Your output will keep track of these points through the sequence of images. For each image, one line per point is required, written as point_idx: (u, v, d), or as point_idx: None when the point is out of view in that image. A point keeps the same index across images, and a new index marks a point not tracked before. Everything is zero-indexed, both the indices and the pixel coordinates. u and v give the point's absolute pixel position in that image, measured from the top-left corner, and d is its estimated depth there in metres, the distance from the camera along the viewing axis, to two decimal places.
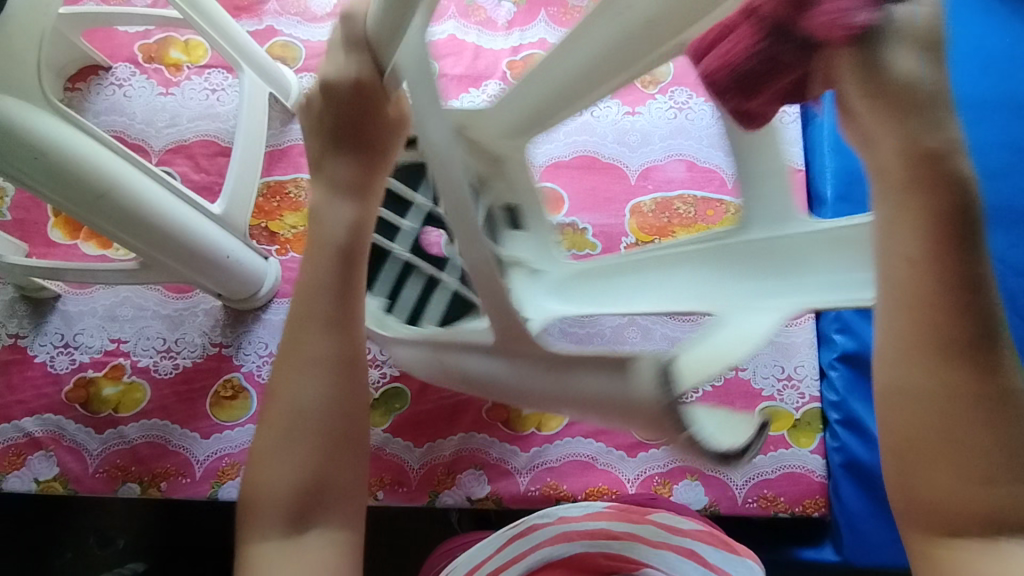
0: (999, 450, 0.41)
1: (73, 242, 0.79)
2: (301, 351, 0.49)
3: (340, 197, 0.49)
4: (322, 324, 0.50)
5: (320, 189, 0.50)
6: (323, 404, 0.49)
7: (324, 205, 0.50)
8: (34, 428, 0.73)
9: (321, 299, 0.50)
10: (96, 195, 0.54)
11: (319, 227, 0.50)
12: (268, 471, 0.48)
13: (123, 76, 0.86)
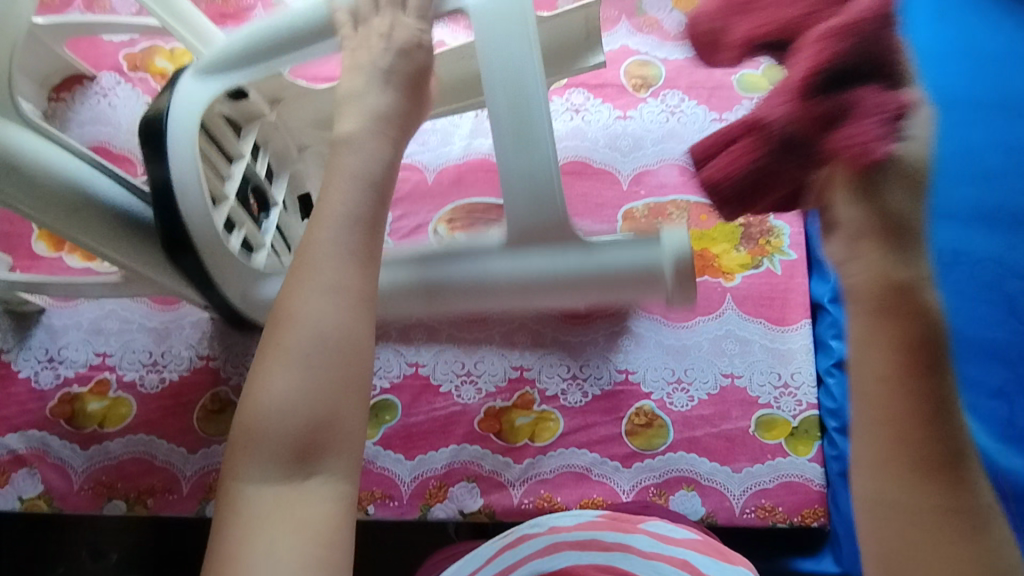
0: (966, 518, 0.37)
1: (57, 254, 0.77)
2: (309, 277, 0.43)
3: (375, 135, 0.49)
4: (337, 251, 0.44)
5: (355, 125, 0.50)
6: (332, 333, 0.42)
7: (354, 141, 0.49)
8: (17, 445, 0.71)
9: (345, 224, 0.45)
10: (75, 209, 0.53)
11: (342, 164, 0.48)
12: (271, 394, 0.41)
13: (108, 85, 0.85)
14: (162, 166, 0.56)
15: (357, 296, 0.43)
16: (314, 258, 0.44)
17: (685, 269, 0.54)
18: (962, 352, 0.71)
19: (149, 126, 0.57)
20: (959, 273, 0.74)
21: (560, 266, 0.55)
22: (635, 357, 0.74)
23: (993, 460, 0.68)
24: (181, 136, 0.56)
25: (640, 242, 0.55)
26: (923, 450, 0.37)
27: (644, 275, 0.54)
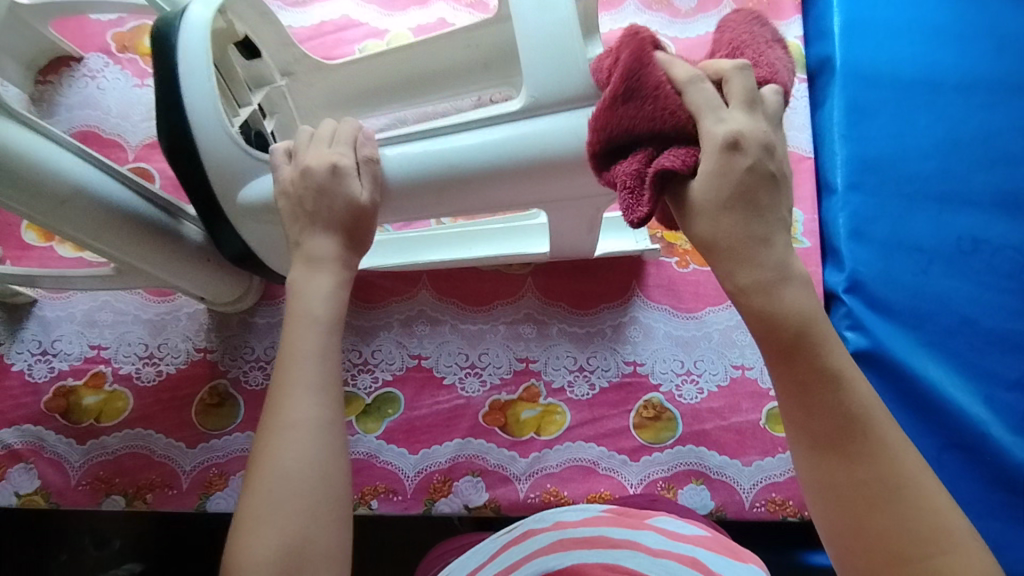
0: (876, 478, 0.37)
1: (48, 244, 0.75)
2: (279, 420, 0.44)
3: (317, 270, 0.49)
4: (302, 387, 0.45)
5: (297, 268, 0.50)
6: (305, 469, 0.43)
7: (305, 279, 0.49)
8: (12, 440, 0.70)
9: (315, 357, 0.46)
10: (59, 201, 0.51)
11: (297, 305, 0.48)
12: (257, 542, 0.41)
13: (95, 67, 0.82)
14: (172, 79, 0.53)
15: (325, 428, 0.44)
16: (289, 388, 0.45)
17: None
18: (979, 344, 0.69)
19: (160, 40, 0.54)
20: (977, 262, 0.72)
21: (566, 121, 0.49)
22: (642, 349, 0.73)
23: (1010, 453, 0.64)
24: (193, 34, 0.53)
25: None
26: (815, 431, 0.38)
27: None
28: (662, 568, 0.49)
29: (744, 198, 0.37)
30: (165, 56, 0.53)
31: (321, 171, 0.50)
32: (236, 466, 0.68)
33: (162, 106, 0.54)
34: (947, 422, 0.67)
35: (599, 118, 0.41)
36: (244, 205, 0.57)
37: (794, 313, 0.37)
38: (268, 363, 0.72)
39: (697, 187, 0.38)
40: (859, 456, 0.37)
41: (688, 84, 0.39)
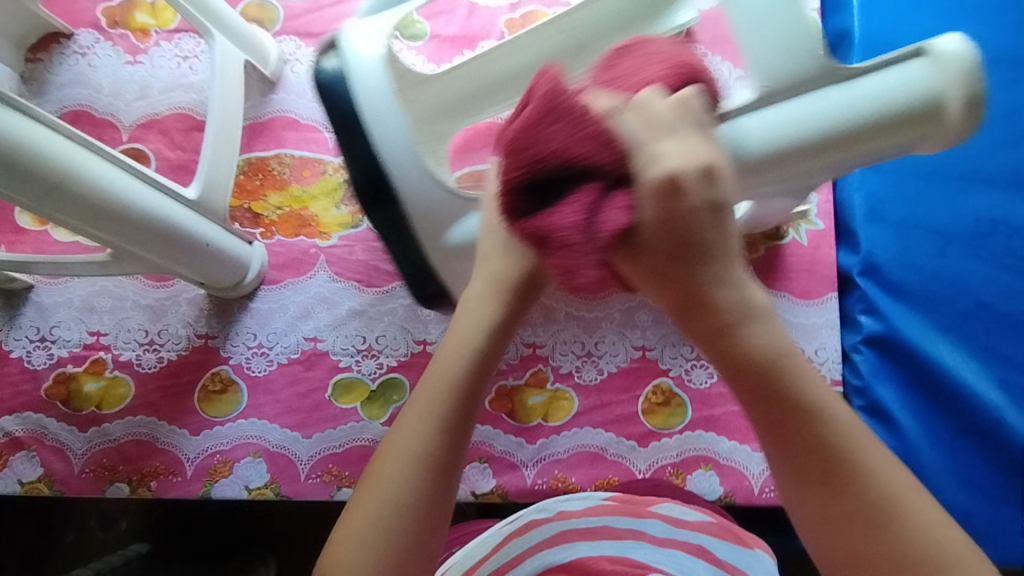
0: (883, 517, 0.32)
1: (43, 228, 0.73)
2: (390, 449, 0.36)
3: (489, 298, 0.39)
4: (429, 424, 0.36)
5: (476, 289, 0.40)
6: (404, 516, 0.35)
7: (475, 303, 0.40)
8: (14, 427, 0.69)
9: (447, 392, 0.37)
10: (52, 187, 0.49)
11: (454, 328, 0.40)
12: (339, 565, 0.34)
13: (86, 43, 0.79)
14: (354, 122, 0.51)
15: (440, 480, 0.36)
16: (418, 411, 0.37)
17: (973, 102, 0.42)
18: (993, 327, 0.67)
19: (326, 86, 0.52)
20: (995, 244, 0.69)
21: (819, 108, 0.43)
22: (652, 333, 0.72)
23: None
24: (362, 74, 0.50)
25: (900, 63, 0.43)
26: (803, 457, 0.32)
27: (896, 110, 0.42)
28: (672, 562, 0.48)
29: (699, 237, 0.31)
30: (346, 104, 0.51)
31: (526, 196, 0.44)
32: (240, 453, 0.68)
33: (357, 164, 0.52)
34: (960, 407, 0.65)
35: (522, 138, 0.34)
36: (449, 246, 0.54)
37: (763, 345, 0.33)
38: (271, 349, 0.71)
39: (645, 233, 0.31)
40: (837, 484, 0.32)
41: (637, 105, 0.33)
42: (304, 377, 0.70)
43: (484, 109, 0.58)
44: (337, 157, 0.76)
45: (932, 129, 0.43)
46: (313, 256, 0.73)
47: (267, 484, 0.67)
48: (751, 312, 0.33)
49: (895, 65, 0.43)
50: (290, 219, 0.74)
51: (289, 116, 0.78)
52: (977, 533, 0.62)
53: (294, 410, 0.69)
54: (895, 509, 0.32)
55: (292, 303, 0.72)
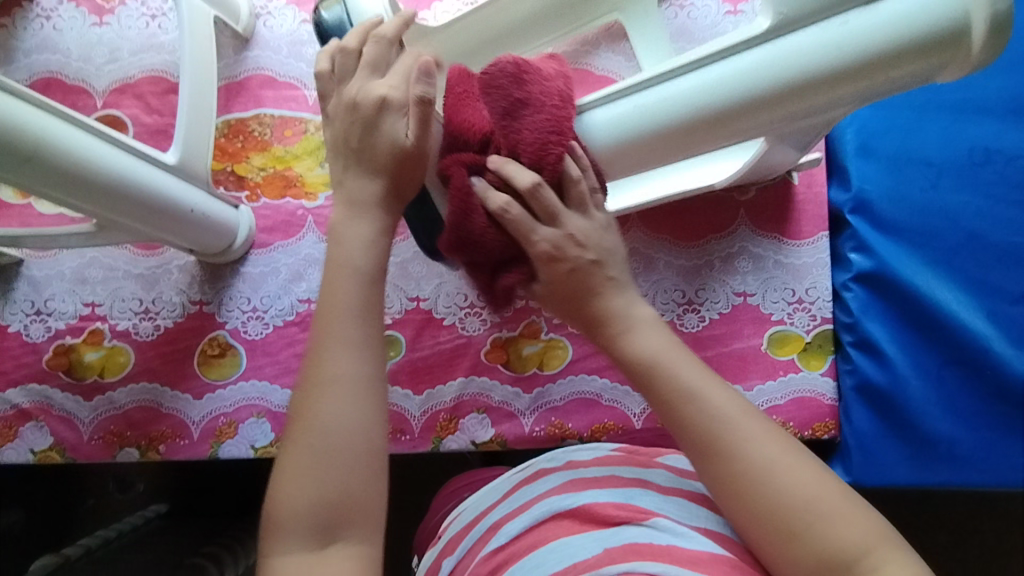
0: (781, 515, 0.38)
1: (27, 201, 0.73)
2: (321, 374, 0.41)
3: (360, 214, 0.45)
4: (343, 343, 0.42)
5: (339, 211, 0.47)
6: (349, 427, 0.40)
7: (347, 228, 0.45)
8: (21, 399, 0.70)
9: (360, 316, 0.43)
10: (25, 158, 0.48)
11: (337, 251, 0.45)
12: (288, 494, 0.40)
13: (49, 5, 0.76)
14: None
15: (364, 385, 0.41)
16: (341, 345, 0.42)
17: (1004, 20, 0.37)
18: (983, 258, 0.67)
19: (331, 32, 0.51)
20: (988, 174, 0.68)
21: (833, 37, 0.41)
22: (644, 280, 0.72)
23: (1011, 365, 0.64)
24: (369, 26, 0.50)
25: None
26: (694, 441, 0.40)
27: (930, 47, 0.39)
28: (672, 506, 0.47)
29: (569, 281, 0.44)
30: None
31: (371, 104, 0.45)
32: (243, 415, 0.69)
33: None
34: (950, 339, 0.66)
35: None
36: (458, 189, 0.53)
37: (648, 350, 0.43)
38: (266, 312, 0.71)
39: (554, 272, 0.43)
40: (730, 478, 0.39)
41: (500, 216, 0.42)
42: (300, 338, 0.71)
43: (487, 64, 0.60)
44: (318, 114, 0.74)
45: (954, 55, 0.40)
46: (301, 217, 0.73)
47: (272, 442, 0.68)
48: (630, 324, 0.44)
49: None
50: (275, 180, 0.73)
51: (265, 73, 0.75)
52: (962, 458, 0.65)
53: (294, 370, 0.70)
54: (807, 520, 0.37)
55: (283, 266, 0.72)
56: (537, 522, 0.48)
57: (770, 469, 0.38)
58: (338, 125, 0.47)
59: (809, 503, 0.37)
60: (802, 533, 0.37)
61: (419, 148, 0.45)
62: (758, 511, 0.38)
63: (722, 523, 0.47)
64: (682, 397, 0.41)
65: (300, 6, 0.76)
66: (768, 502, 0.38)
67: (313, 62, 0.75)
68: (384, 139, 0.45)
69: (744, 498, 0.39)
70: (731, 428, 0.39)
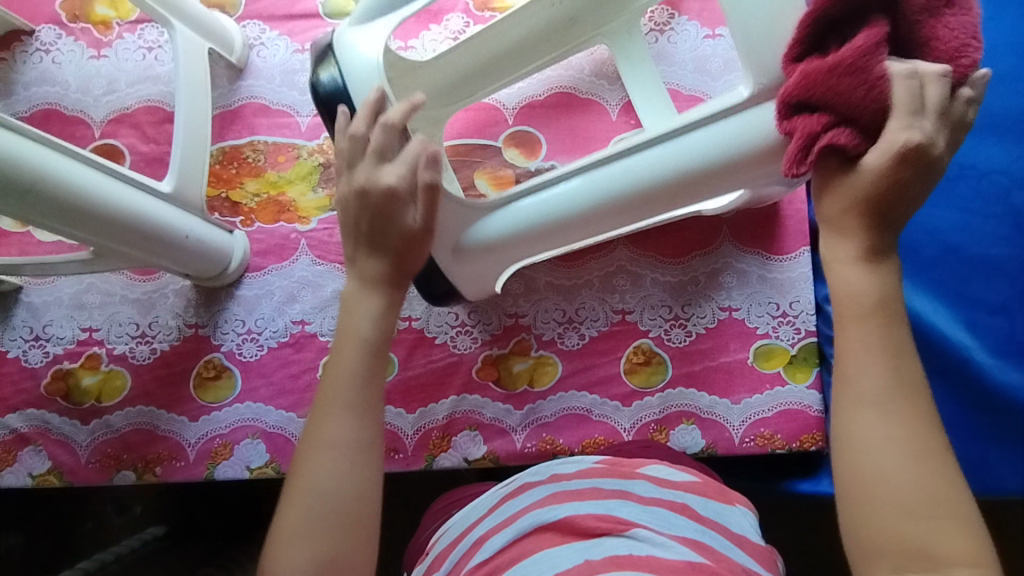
0: (893, 493, 0.38)
1: (25, 230, 0.74)
2: (319, 439, 0.46)
3: (369, 291, 0.50)
4: (343, 410, 0.47)
5: (351, 284, 0.51)
6: (342, 494, 0.45)
7: (358, 299, 0.50)
8: (19, 424, 0.71)
9: (360, 382, 0.48)
10: (24, 191, 0.50)
11: (348, 321, 0.50)
12: (286, 557, 0.44)
13: (48, 39, 0.78)
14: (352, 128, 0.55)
15: (364, 449, 0.47)
16: (339, 413, 0.47)
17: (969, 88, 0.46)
18: (961, 270, 0.69)
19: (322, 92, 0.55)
20: (963, 188, 0.70)
21: None
22: (630, 297, 0.73)
23: (991, 375, 0.65)
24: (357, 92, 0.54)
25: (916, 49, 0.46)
26: (870, 377, 0.40)
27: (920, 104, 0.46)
28: (653, 517, 0.49)
29: (898, 199, 0.41)
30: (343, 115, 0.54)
31: (381, 195, 0.49)
32: (238, 436, 0.70)
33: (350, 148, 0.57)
34: (932, 350, 0.67)
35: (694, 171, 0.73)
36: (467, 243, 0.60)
37: (871, 290, 0.41)
38: (260, 334, 0.73)
39: (875, 164, 0.41)
40: (882, 424, 0.39)
41: (902, 78, 0.42)
42: (294, 359, 0.72)
43: (476, 92, 0.62)
44: (311, 140, 0.76)
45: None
46: (295, 241, 0.74)
47: (267, 463, 0.69)
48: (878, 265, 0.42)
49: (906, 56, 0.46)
50: (269, 205, 0.75)
51: (259, 102, 0.77)
52: None
53: (288, 392, 0.71)
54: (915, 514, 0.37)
55: (277, 288, 0.74)
56: (521, 535, 0.49)
57: (904, 451, 0.38)
58: (348, 212, 0.50)
59: (924, 502, 0.38)
60: (906, 530, 0.37)
61: (427, 229, 0.50)
62: (877, 476, 0.38)
63: (701, 533, 0.49)
64: (895, 344, 0.40)
65: (293, 36, 0.79)
66: (889, 477, 0.38)
67: (305, 90, 0.77)
68: (395, 225, 0.50)
69: (874, 457, 0.38)
70: (896, 388, 0.39)
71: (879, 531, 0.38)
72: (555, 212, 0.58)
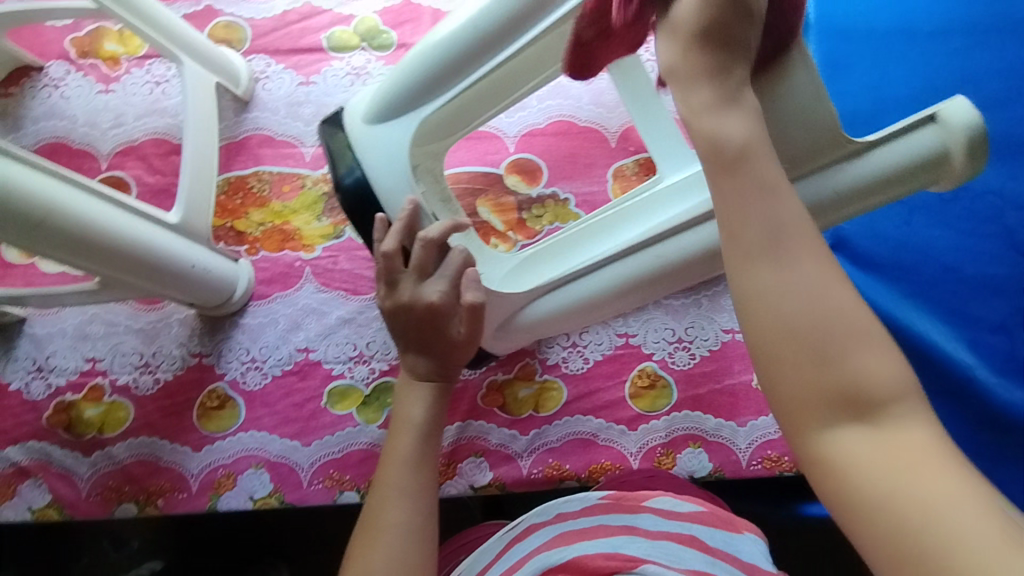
0: (819, 335, 0.33)
1: (30, 262, 0.75)
2: (377, 521, 0.49)
3: (415, 384, 0.55)
4: (397, 493, 0.50)
5: (403, 375, 0.56)
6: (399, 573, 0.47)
7: (408, 391, 0.55)
8: (20, 457, 0.71)
9: (414, 464, 0.51)
10: (34, 224, 0.50)
11: (401, 410, 0.55)
12: None
13: (57, 75, 0.80)
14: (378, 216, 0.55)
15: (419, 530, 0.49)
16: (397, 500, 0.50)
17: (978, 149, 0.44)
18: (959, 290, 0.69)
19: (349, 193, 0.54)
20: (958, 210, 0.72)
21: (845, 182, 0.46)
22: (634, 320, 0.74)
23: (995, 394, 0.65)
24: (384, 192, 0.53)
25: (916, 132, 0.45)
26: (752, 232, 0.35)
27: (929, 166, 0.45)
28: (661, 552, 0.49)
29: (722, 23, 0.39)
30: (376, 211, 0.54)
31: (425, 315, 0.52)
32: (242, 466, 0.69)
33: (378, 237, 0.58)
34: (936, 369, 0.67)
35: None
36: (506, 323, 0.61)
37: (739, 137, 0.37)
38: (265, 363, 0.72)
39: (683, 12, 0.40)
40: (784, 262, 0.34)
41: None
42: (298, 387, 0.72)
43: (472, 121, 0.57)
44: (315, 170, 0.77)
45: (940, 174, 0.46)
46: (299, 269, 0.75)
47: (271, 493, 0.68)
48: (732, 108, 0.38)
49: (907, 133, 0.45)
50: (274, 234, 0.76)
51: (264, 133, 0.79)
52: None
53: (292, 420, 0.70)
54: (849, 354, 0.33)
55: (282, 316, 0.74)
56: None
57: (813, 284, 0.34)
58: (396, 324, 0.54)
59: (852, 325, 0.34)
60: (839, 368, 0.33)
61: (470, 337, 0.54)
62: (796, 329, 0.33)
63: (709, 564, 0.49)
64: (761, 186, 0.36)
65: (298, 69, 0.80)
66: (804, 323, 0.33)
67: (309, 121, 0.79)
68: (441, 336, 0.54)
69: (779, 305, 0.34)
70: (777, 212, 0.35)
71: (810, 388, 0.33)
72: (584, 297, 0.57)
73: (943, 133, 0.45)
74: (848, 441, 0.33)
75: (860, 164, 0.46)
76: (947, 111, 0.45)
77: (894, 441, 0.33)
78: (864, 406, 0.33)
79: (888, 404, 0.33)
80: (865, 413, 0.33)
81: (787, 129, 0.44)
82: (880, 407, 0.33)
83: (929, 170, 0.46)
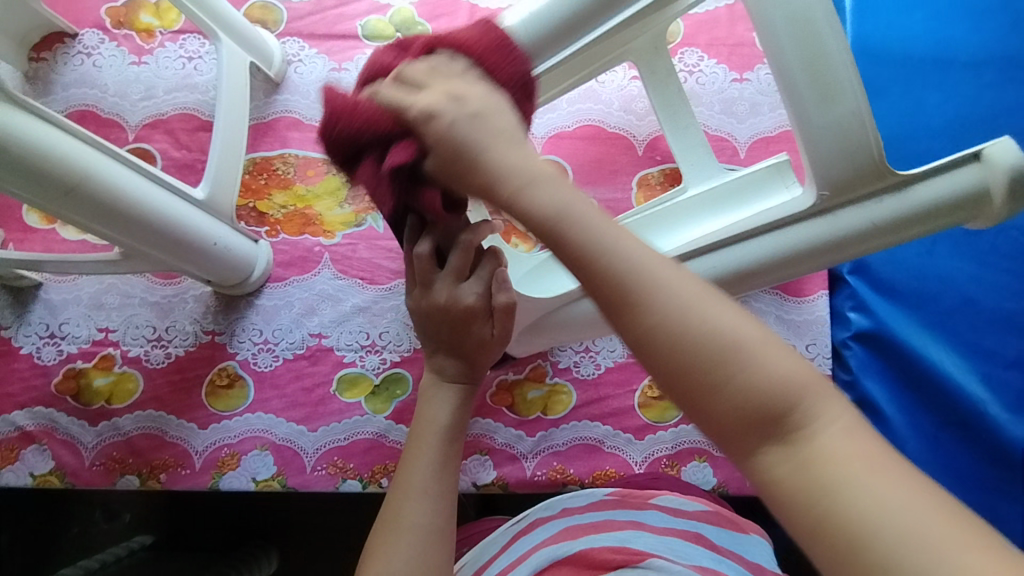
0: (694, 363, 0.27)
1: (51, 227, 0.75)
2: (395, 521, 0.46)
3: (441, 386, 0.52)
4: (419, 495, 0.46)
5: (429, 375, 0.52)
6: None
7: (432, 393, 0.51)
8: (26, 422, 0.71)
9: (437, 468, 0.48)
10: (67, 189, 0.50)
11: (423, 412, 0.50)
12: None
13: (91, 43, 0.80)
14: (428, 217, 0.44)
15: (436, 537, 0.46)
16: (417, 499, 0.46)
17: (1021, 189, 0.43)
18: (974, 321, 0.69)
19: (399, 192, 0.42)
20: (983, 242, 0.71)
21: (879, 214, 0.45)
22: None
23: (1005, 429, 0.65)
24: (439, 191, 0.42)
25: (956, 168, 0.45)
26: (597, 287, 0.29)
27: (967, 203, 0.45)
28: (668, 547, 0.48)
29: None
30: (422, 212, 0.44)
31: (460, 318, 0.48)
32: (247, 446, 0.69)
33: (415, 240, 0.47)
34: (944, 401, 0.68)
35: None
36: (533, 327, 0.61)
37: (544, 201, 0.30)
38: (277, 345, 0.72)
39: None
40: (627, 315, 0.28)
41: None
42: (309, 372, 0.72)
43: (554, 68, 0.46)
44: None
45: (977, 211, 0.45)
46: (318, 254, 0.75)
47: (273, 476, 0.68)
48: (531, 177, 0.30)
49: (950, 170, 0.45)
50: (295, 217, 0.76)
51: (292, 116, 0.79)
52: None
53: (300, 404, 0.70)
54: (742, 366, 0.26)
55: (297, 300, 0.74)
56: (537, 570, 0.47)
57: (676, 304, 0.27)
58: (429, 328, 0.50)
59: (734, 339, 0.27)
60: (735, 389, 0.26)
61: (501, 337, 0.51)
62: (680, 372, 0.27)
63: (715, 560, 0.48)
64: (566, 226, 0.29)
65: (331, 55, 0.81)
66: (684, 355, 0.27)
67: None
68: (471, 338, 0.50)
69: (652, 352, 0.27)
70: (611, 248, 0.29)
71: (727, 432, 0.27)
72: None
73: (985, 171, 0.44)
74: (781, 466, 0.26)
75: (898, 198, 0.45)
76: (993, 151, 0.44)
77: (816, 453, 0.26)
78: (783, 424, 0.26)
79: (800, 402, 0.26)
80: (778, 432, 0.26)
81: (831, 160, 0.43)
82: (799, 418, 0.26)
83: (966, 208, 0.45)
